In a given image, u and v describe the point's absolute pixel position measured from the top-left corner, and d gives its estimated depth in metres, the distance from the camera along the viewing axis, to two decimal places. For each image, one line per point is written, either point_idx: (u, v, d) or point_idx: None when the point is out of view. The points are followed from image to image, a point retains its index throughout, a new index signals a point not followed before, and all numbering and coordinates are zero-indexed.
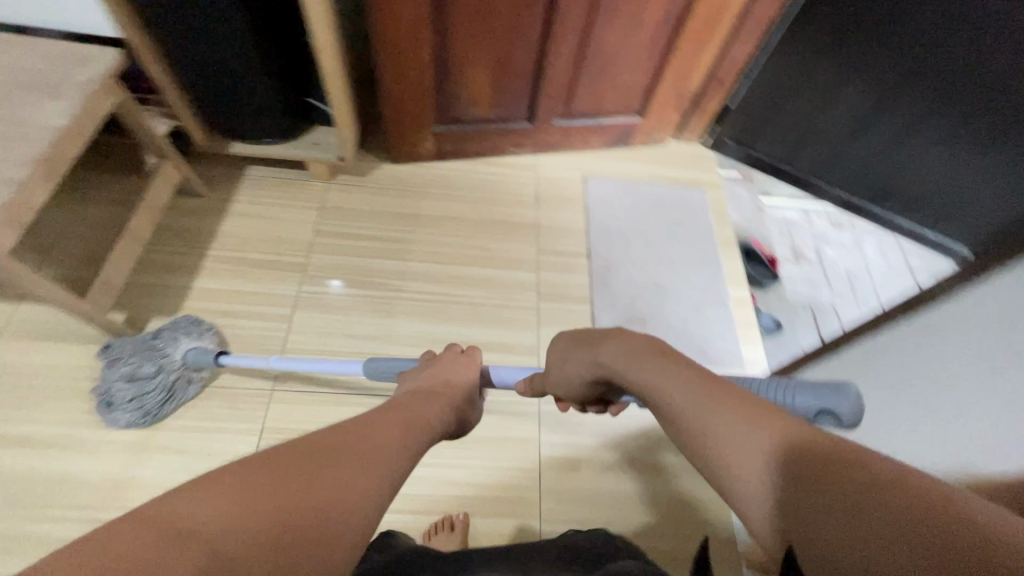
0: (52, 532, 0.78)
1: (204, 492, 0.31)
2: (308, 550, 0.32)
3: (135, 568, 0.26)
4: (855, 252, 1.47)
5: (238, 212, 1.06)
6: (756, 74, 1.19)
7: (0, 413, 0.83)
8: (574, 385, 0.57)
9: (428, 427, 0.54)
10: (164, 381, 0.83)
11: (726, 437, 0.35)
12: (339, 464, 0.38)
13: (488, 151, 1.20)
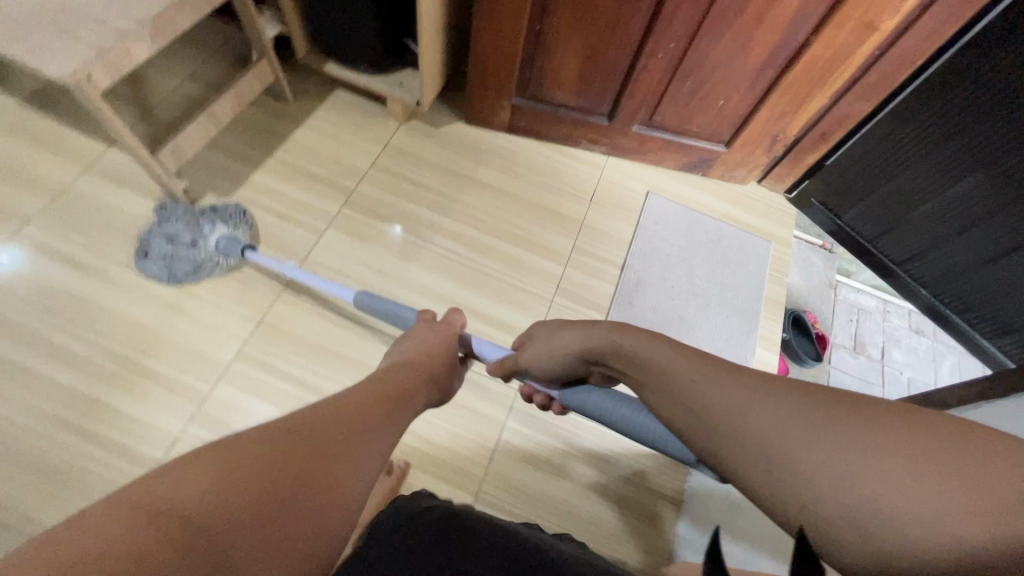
0: (62, 344, 0.87)
1: (187, 473, 0.35)
2: (296, 530, 0.37)
3: (132, 551, 0.30)
4: (926, 365, 1.33)
5: (312, 126, 1.13)
6: (864, 137, 1.09)
7: (60, 232, 0.94)
8: (563, 362, 0.59)
9: (414, 399, 0.61)
10: (205, 260, 0.92)
11: (776, 430, 0.38)
12: (327, 450, 0.42)
13: (560, 139, 1.19)
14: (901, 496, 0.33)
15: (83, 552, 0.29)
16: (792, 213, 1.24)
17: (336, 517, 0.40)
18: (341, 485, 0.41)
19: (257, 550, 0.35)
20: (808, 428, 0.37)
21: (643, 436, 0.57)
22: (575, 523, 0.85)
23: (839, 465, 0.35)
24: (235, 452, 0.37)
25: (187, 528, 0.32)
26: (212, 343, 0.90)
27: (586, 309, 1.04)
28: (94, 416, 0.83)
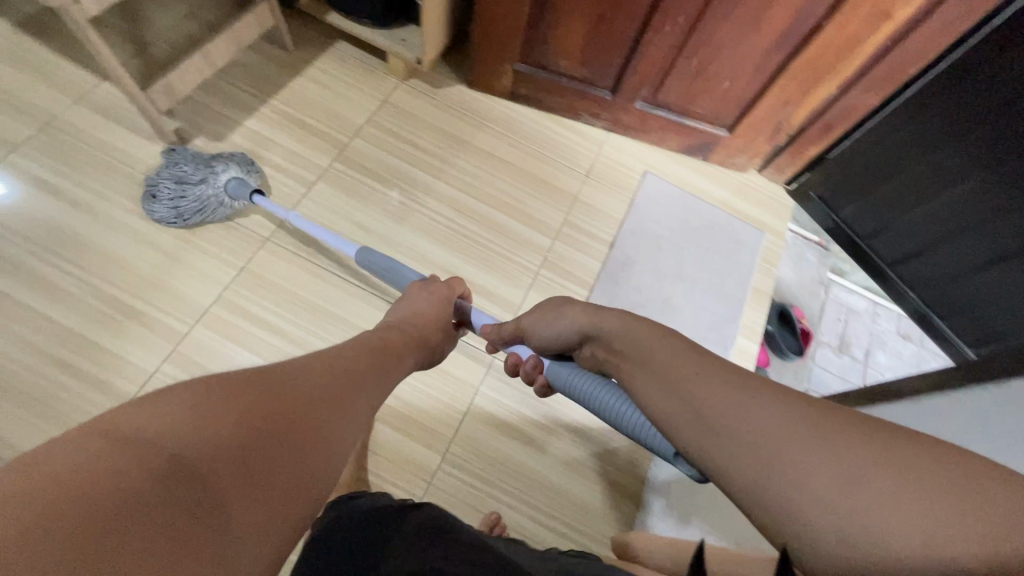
0: (42, 272, 0.87)
1: (168, 409, 0.36)
2: (271, 459, 0.39)
3: (99, 471, 0.31)
4: (909, 371, 1.33)
5: (310, 76, 1.11)
6: (866, 132, 1.07)
7: (46, 161, 0.93)
8: (557, 339, 0.60)
9: (399, 363, 0.63)
10: (213, 205, 0.90)
11: (747, 427, 0.37)
12: (300, 395, 0.45)
13: (561, 110, 1.17)
14: (862, 505, 0.31)
15: (62, 471, 0.30)
16: (789, 206, 1.23)
17: (310, 453, 0.42)
18: (319, 442, 0.43)
19: (238, 489, 0.36)
20: (803, 429, 0.35)
21: (623, 425, 0.56)
22: (538, 490, 0.86)
23: (837, 472, 0.33)
24: (217, 397, 0.39)
25: (173, 461, 0.34)
26: (191, 285, 0.90)
27: (571, 284, 1.04)
28: (69, 347, 0.83)
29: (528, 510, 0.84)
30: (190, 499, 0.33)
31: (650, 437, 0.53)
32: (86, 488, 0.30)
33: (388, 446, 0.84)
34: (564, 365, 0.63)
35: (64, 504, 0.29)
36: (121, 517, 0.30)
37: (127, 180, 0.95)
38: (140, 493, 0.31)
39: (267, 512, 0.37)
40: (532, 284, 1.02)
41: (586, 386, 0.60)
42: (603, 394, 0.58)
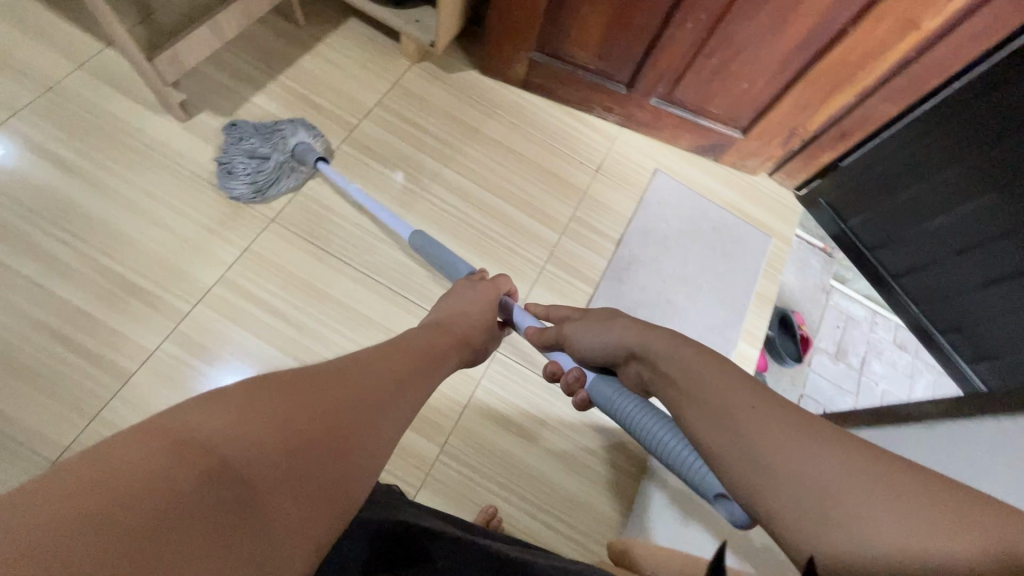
0: (40, 243, 0.85)
1: (221, 410, 0.36)
2: (321, 464, 0.38)
3: (152, 469, 0.30)
4: (903, 382, 1.35)
5: (320, 54, 1.08)
6: (883, 142, 1.06)
7: (46, 129, 0.91)
8: (604, 349, 0.60)
9: (444, 360, 0.63)
10: (285, 176, 0.93)
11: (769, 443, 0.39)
12: (349, 395, 0.44)
13: (574, 102, 1.15)
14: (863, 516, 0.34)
15: (114, 469, 0.29)
16: (796, 211, 1.21)
17: (357, 458, 0.41)
18: (364, 452, 0.42)
19: (286, 498, 0.35)
20: (864, 490, 0.35)
21: (664, 457, 0.53)
22: (533, 485, 0.87)
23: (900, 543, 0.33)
24: (269, 400, 0.38)
25: (225, 466, 0.33)
26: (194, 264, 0.89)
27: (576, 280, 1.03)
28: (70, 321, 0.82)
29: (523, 504, 0.85)
30: (239, 505, 0.32)
31: (693, 473, 0.49)
32: (140, 488, 0.29)
33: None
34: (611, 383, 0.61)
35: (119, 504, 0.28)
36: (175, 521, 0.29)
37: (131, 152, 0.92)
38: (191, 499, 0.30)
39: (312, 523, 0.36)
40: (537, 279, 1.01)
41: (631, 409, 0.58)
42: (650, 422, 0.56)
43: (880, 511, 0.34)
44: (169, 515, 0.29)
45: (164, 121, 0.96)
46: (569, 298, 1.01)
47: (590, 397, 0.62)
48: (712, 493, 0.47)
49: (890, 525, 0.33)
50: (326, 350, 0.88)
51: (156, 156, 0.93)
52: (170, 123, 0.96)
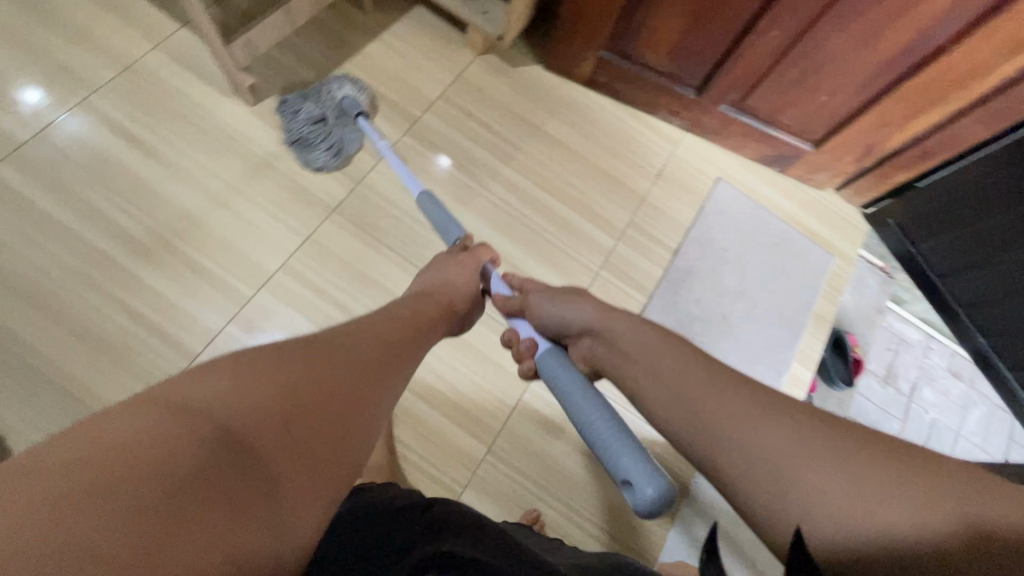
0: (116, 219, 0.88)
1: (214, 382, 0.40)
2: (309, 423, 0.42)
3: (146, 435, 0.34)
4: (955, 412, 1.30)
5: (386, 42, 1.07)
6: (966, 166, 1.00)
7: (122, 107, 0.93)
8: (561, 323, 0.67)
9: (432, 333, 0.66)
10: (342, 134, 0.93)
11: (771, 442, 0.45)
12: (330, 363, 0.48)
13: (639, 104, 1.12)
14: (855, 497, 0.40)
15: (112, 437, 0.33)
16: (863, 230, 1.17)
17: (342, 417, 0.45)
18: (357, 420, 0.46)
19: (283, 455, 0.39)
20: (855, 473, 0.41)
21: (589, 436, 0.58)
22: (575, 491, 0.87)
23: (880, 512, 0.39)
24: (261, 373, 0.42)
25: (222, 429, 0.37)
26: (257, 248, 0.90)
27: (630, 289, 1.02)
28: (142, 298, 0.85)
29: (565, 510, 0.86)
30: (240, 461, 0.37)
31: (608, 458, 0.54)
32: (139, 450, 0.33)
33: (438, 431, 0.86)
34: (561, 357, 0.66)
35: (120, 464, 0.32)
36: (179, 474, 0.34)
37: (201, 134, 0.94)
38: (192, 456, 0.35)
39: (310, 478, 0.40)
40: (591, 284, 1.00)
41: (571, 385, 0.62)
42: (585, 401, 0.60)
43: (870, 488, 0.40)
44: (173, 469, 0.34)
45: (233, 104, 0.97)
46: (622, 306, 1.00)
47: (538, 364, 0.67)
48: (621, 478, 0.52)
49: (873, 499, 0.40)
50: None
51: (225, 139, 0.95)
52: (239, 107, 0.97)
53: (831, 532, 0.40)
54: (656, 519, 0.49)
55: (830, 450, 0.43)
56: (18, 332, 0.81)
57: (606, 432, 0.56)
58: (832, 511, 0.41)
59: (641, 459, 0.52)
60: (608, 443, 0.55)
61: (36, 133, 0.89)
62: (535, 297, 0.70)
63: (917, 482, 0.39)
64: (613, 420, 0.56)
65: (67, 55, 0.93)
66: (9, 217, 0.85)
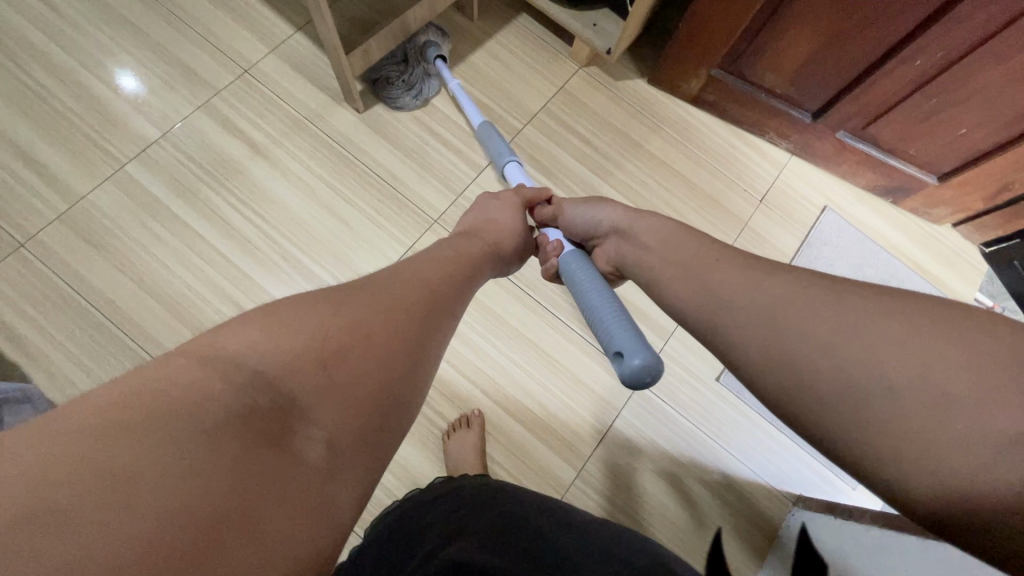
0: (232, 217, 0.90)
1: (244, 329, 0.38)
2: (353, 362, 0.39)
3: (185, 380, 0.32)
4: None
5: (490, 51, 1.06)
6: None
7: (239, 108, 0.96)
8: (589, 225, 0.69)
9: (479, 273, 0.62)
10: (423, 78, 0.98)
11: (838, 365, 0.41)
12: (371, 300, 0.45)
13: (746, 124, 1.07)
14: (949, 403, 0.36)
15: (151, 384, 0.31)
16: (982, 270, 1.09)
17: (391, 359, 0.42)
18: (408, 362, 0.43)
19: (324, 399, 0.37)
20: (889, 339, 0.40)
21: (593, 319, 0.60)
22: (663, 521, 0.86)
23: (988, 421, 0.35)
24: (293, 317, 0.40)
25: (256, 376, 0.35)
26: (361, 254, 0.92)
27: None
28: (254, 298, 0.88)
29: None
30: (277, 408, 0.35)
31: (606, 334, 0.56)
32: (178, 397, 0.31)
33: (528, 450, 0.86)
34: (581, 255, 0.68)
35: (159, 410, 0.30)
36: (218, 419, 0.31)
37: (311, 137, 0.96)
38: (228, 402, 0.32)
39: (357, 422, 0.38)
40: None
41: (588, 280, 0.65)
42: (597, 295, 0.62)
43: (901, 354, 0.39)
44: (210, 416, 0.31)
45: (344, 112, 0.98)
46: None
47: (561, 264, 0.69)
48: (612, 349, 0.54)
49: (977, 399, 0.36)
50: (476, 356, 0.88)
51: (333, 144, 0.96)
52: (349, 114, 0.98)
53: (935, 449, 0.36)
54: (638, 388, 0.52)
55: (864, 322, 0.42)
56: (142, 325, 0.84)
57: (609, 315, 0.58)
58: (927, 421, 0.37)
59: (633, 336, 0.54)
60: (603, 321, 0.58)
61: (164, 132, 0.93)
62: (568, 204, 0.72)
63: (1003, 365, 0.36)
64: (615, 304, 0.59)
65: (193, 58, 0.97)
66: (137, 213, 0.88)
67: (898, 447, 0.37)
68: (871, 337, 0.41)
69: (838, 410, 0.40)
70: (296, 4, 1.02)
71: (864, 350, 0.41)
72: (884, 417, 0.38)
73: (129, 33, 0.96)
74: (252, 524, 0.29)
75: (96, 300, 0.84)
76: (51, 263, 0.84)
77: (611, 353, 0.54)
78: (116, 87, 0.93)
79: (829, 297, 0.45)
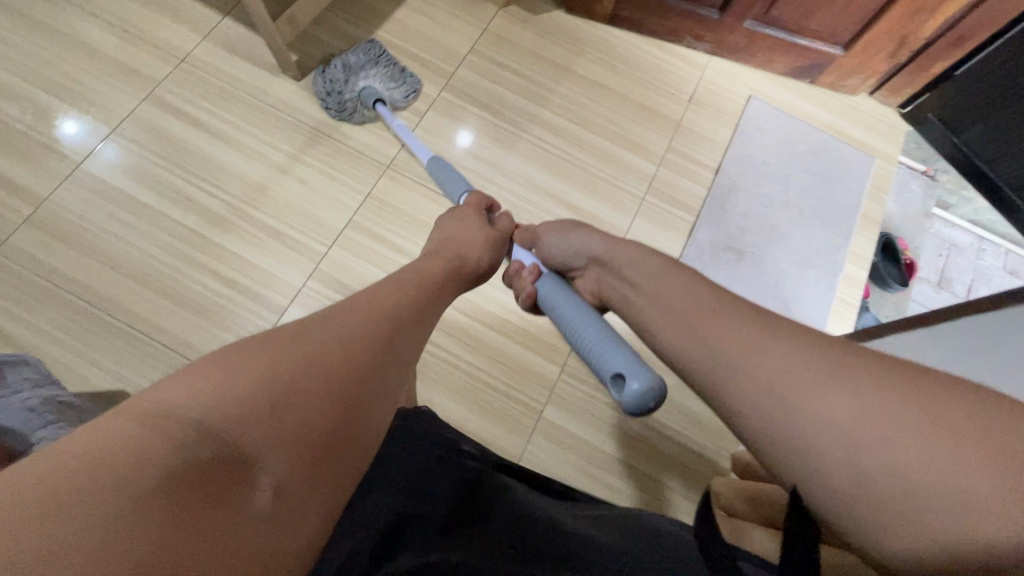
0: (196, 195, 0.94)
1: (188, 382, 0.37)
2: (299, 404, 0.41)
3: (126, 444, 0.31)
4: (971, 257, 1.43)
5: (412, 6, 1.11)
6: (992, 50, 1.00)
7: (182, 95, 1.00)
8: (568, 252, 0.72)
9: (439, 302, 0.64)
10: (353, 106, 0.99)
11: (787, 396, 0.38)
12: (316, 335, 0.46)
13: (663, 33, 1.14)
14: (906, 454, 0.32)
15: (94, 449, 0.30)
16: (904, 131, 1.16)
17: (336, 392, 0.44)
18: (360, 403, 0.46)
19: (269, 448, 0.38)
20: (910, 436, 0.33)
21: (585, 350, 0.61)
22: None
23: (934, 471, 0.31)
24: (238, 363, 0.39)
25: (205, 430, 0.34)
26: (324, 209, 0.96)
27: (677, 210, 1.03)
28: (230, 264, 0.92)
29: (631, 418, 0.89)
30: (220, 460, 0.34)
31: (603, 361, 0.58)
32: (116, 461, 0.30)
33: (513, 357, 0.90)
34: (568, 289, 0.69)
35: (104, 475, 0.29)
36: (159, 475, 0.30)
37: (258, 110, 1.00)
38: (180, 461, 0.32)
39: (308, 466, 0.40)
40: (639, 209, 1.03)
41: (571, 309, 0.66)
42: (584, 324, 0.63)
43: (931, 457, 0.32)
44: (148, 475, 0.30)
45: (283, 82, 1.03)
46: (672, 226, 1.02)
47: (540, 292, 0.71)
48: (612, 373, 0.56)
49: (925, 443, 0.32)
50: None
51: (279, 114, 1.01)
52: (287, 83, 1.03)
53: (900, 510, 0.32)
54: (645, 411, 0.53)
55: (872, 406, 0.34)
56: (128, 305, 0.87)
57: (600, 340, 0.60)
58: (881, 471, 0.33)
59: (630, 357, 0.56)
60: (593, 345, 0.60)
61: (114, 128, 0.96)
62: (542, 231, 0.76)
63: (954, 407, 0.33)
64: (606, 329, 0.61)
65: (128, 56, 1.01)
66: (102, 205, 0.92)
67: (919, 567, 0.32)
68: (820, 364, 0.38)
69: (783, 437, 0.38)
70: None
71: (816, 379, 0.37)
72: (888, 510, 0.33)
73: (62, 43, 1.00)
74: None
75: (78, 288, 0.87)
76: (25, 262, 0.87)
77: (614, 377, 0.55)
78: (58, 94, 0.97)
79: (836, 364, 0.37)
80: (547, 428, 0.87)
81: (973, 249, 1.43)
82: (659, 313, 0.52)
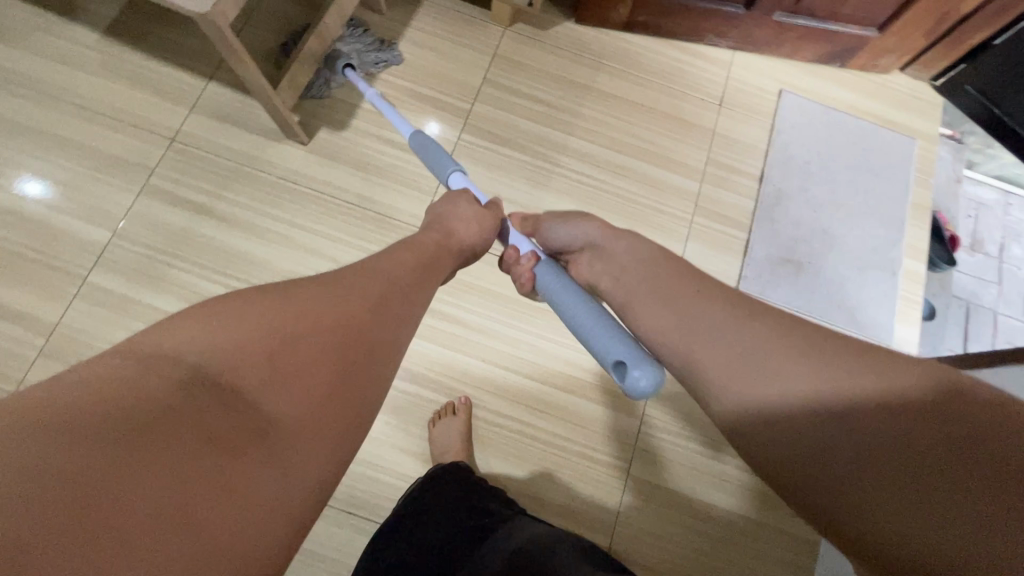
0: (222, 294, 0.86)
1: (187, 325, 0.36)
2: (300, 348, 0.37)
3: (117, 388, 0.30)
4: (999, 214, 1.41)
5: (411, 40, 1.01)
6: None
7: (181, 180, 0.90)
8: (568, 243, 0.66)
9: (441, 267, 0.56)
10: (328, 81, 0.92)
11: (723, 343, 0.47)
12: (316, 283, 0.43)
13: (683, 34, 1.06)
14: (806, 391, 0.41)
15: (83, 390, 0.30)
16: (937, 103, 1.12)
17: (340, 330, 0.40)
18: (369, 350, 0.41)
19: (270, 387, 0.35)
20: (825, 378, 0.41)
21: (582, 335, 0.54)
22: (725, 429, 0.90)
23: (840, 409, 0.40)
24: (231, 312, 0.37)
25: (197, 371, 0.33)
26: None
27: (727, 228, 0.99)
28: None
29: (691, 439, 0.88)
30: (220, 401, 0.32)
31: (600, 346, 0.51)
32: (109, 401, 0.30)
33: (589, 415, 0.87)
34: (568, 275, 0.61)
35: (94, 418, 0.29)
36: (150, 411, 0.30)
37: (269, 185, 0.91)
38: (160, 397, 0.31)
39: (310, 407, 0.36)
40: (688, 233, 0.98)
41: (567, 292, 0.58)
42: (583, 310, 0.55)
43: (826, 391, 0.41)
44: (137, 417, 0.29)
45: (288, 148, 0.93)
46: (726, 247, 0.98)
47: (534, 275, 0.62)
48: (611, 359, 0.49)
49: (823, 384, 0.41)
50: (509, 346, 0.89)
51: (292, 186, 0.92)
52: (294, 149, 0.93)
53: (787, 429, 0.41)
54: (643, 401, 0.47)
55: (820, 370, 0.42)
56: None
57: (600, 325, 0.52)
58: (780, 400, 0.42)
59: (632, 343, 0.49)
60: (591, 330, 0.53)
61: (113, 231, 0.87)
62: (546, 221, 0.69)
63: (864, 371, 0.41)
64: (609, 315, 0.53)
65: (110, 143, 0.90)
66: (120, 321, 0.83)
67: (883, 503, 0.36)
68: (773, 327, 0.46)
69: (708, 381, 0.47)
70: (198, 51, 0.95)
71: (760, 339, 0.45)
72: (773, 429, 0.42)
73: (32, 139, 0.88)
74: (182, 525, 0.27)
75: None
76: None
77: (612, 363, 0.48)
78: (41, 200, 0.86)
79: (774, 329, 0.46)
80: (637, 485, 0.85)
81: (1000, 205, 1.41)
82: (697, 343, 0.48)
